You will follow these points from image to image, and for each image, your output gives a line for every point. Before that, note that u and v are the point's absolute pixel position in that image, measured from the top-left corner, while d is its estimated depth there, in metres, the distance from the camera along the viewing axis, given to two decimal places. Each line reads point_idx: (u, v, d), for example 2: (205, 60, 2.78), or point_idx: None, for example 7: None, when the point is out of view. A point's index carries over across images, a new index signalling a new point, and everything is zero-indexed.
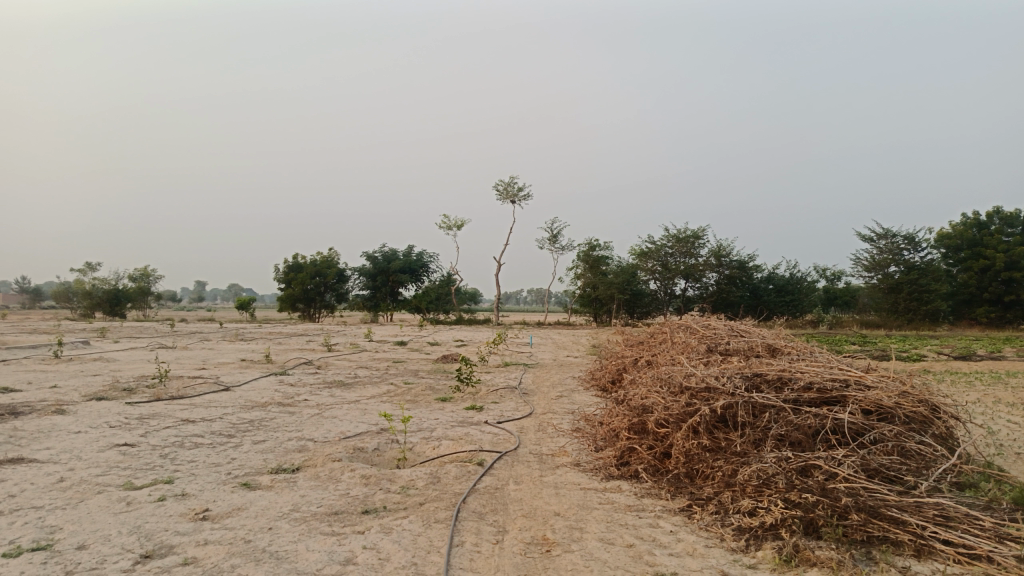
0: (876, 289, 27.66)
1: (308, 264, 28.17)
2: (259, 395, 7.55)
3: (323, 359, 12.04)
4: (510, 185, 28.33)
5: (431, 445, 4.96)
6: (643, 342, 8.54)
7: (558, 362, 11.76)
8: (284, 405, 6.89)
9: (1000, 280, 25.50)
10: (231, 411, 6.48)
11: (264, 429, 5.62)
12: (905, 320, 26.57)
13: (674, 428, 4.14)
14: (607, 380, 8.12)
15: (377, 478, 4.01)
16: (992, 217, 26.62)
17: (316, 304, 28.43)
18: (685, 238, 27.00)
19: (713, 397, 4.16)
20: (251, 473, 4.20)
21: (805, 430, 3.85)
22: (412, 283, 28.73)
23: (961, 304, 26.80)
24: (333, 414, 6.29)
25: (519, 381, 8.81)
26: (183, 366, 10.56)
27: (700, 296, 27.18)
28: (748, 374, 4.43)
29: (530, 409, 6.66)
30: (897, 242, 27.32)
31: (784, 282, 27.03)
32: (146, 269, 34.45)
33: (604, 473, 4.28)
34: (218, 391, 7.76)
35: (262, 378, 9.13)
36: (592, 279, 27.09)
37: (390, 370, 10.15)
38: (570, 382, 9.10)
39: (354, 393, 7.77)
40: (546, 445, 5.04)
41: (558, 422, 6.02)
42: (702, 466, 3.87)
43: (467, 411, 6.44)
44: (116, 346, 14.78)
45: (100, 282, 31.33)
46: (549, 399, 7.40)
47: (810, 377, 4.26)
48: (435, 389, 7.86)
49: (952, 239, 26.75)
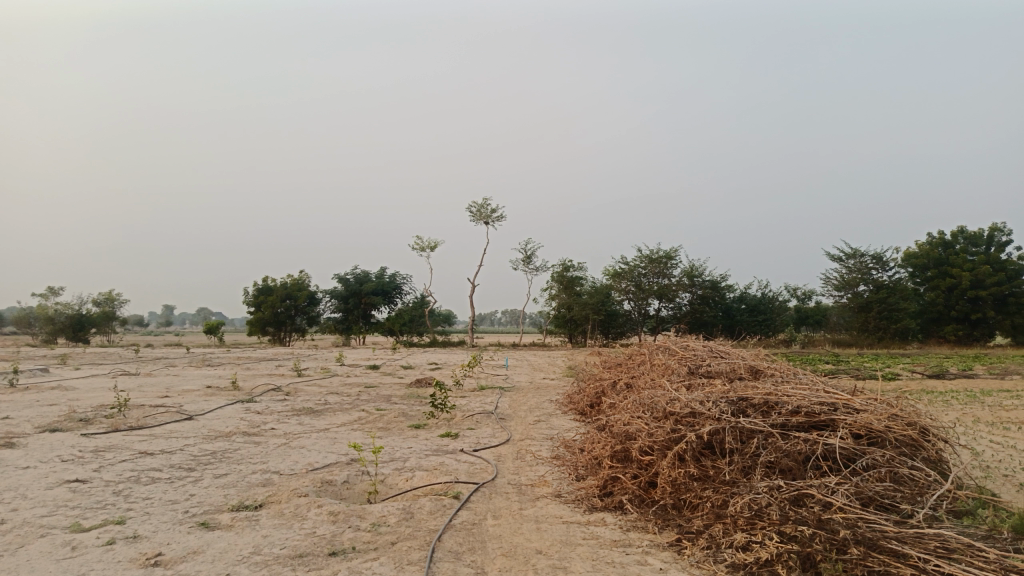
0: (846, 308, 27.94)
1: (279, 287, 27.70)
2: (224, 425, 7.23)
3: (292, 384, 11.69)
4: (484, 206, 28.21)
5: (404, 476, 4.72)
6: (622, 364, 8.38)
7: (534, 385, 11.56)
8: (250, 435, 6.58)
9: (966, 298, 25.90)
10: (194, 442, 6.17)
11: (227, 462, 5.32)
12: (876, 338, 26.82)
13: (659, 456, 3.95)
14: (585, 404, 7.94)
15: (346, 515, 3.76)
16: (957, 236, 27.11)
17: (286, 327, 27.92)
18: (658, 258, 27.04)
19: (699, 423, 4.00)
20: (210, 511, 3.92)
21: (795, 457, 3.70)
22: (384, 305, 28.36)
23: (929, 323, 27.16)
24: (301, 444, 6.01)
25: (495, 405, 8.59)
26: (145, 394, 10.15)
27: (674, 316, 27.22)
28: (733, 397, 4.27)
29: (507, 435, 6.44)
30: (866, 262, 27.66)
31: (757, 302, 27.15)
32: (110, 293, 33.63)
33: (586, 504, 4.08)
34: (181, 421, 7.42)
35: (228, 405, 8.78)
36: (566, 300, 26.99)
37: (362, 396, 9.85)
38: (547, 406, 8.90)
39: (324, 421, 7.47)
40: (525, 474, 4.83)
41: (537, 448, 5.81)
42: (689, 497, 3.69)
43: (442, 439, 6.20)
44: (76, 373, 14.25)
45: (62, 307, 30.50)
46: (526, 424, 7.19)
47: (798, 401, 4.12)
48: (408, 415, 7.61)
49: (919, 258, 27.15)
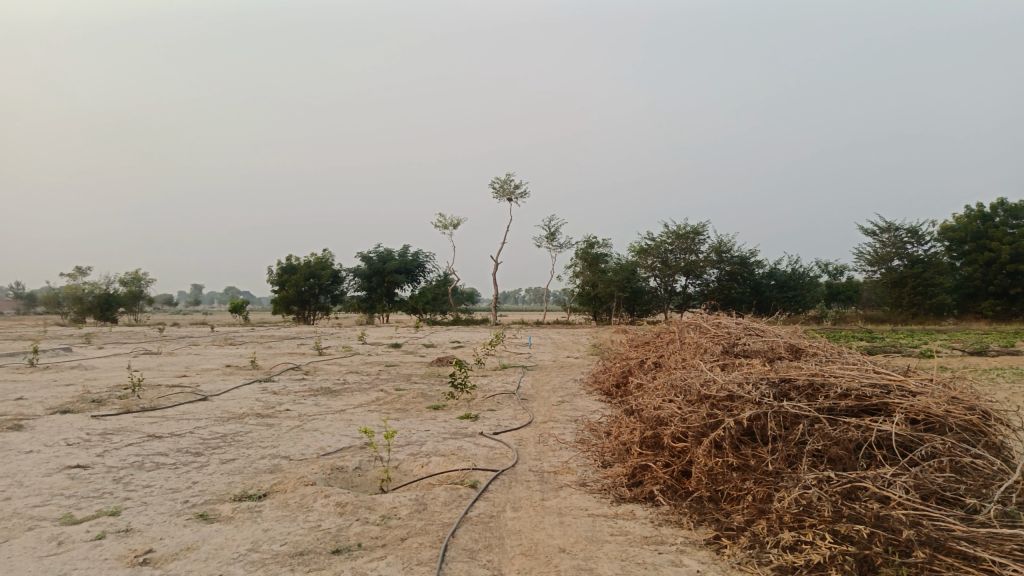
0: (879, 283, 27.19)
1: (302, 265, 27.62)
2: (238, 406, 7.03)
3: (312, 363, 11.52)
4: (507, 182, 27.85)
5: (419, 463, 4.44)
6: (649, 342, 8.02)
7: (558, 363, 11.24)
8: (263, 417, 6.37)
9: (1005, 272, 25.01)
10: (204, 425, 5.94)
11: (235, 446, 5.09)
12: (910, 314, 26.08)
13: (693, 444, 3.62)
14: (611, 384, 7.60)
15: (354, 506, 3.48)
16: (997, 209, 26.13)
17: (310, 306, 27.89)
18: (685, 234, 26.45)
19: (737, 407, 3.66)
20: (210, 501, 3.66)
21: (847, 444, 3.34)
22: (408, 283, 28.21)
23: (966, 298, 26.30)
24: (314, 427, 5.76)
25: (518, 385, 8.31)
26: (164, 374, 10.04)
27: (700, 293, 26.70)
28: (774, 379, 3.92)
29: (530, 417, 6.14)
30: (901, 236, 26.82)
31: (786, 278, 26.47)
32: (137, 273, 33.91)
33: (614, 495, 3.76)
34: (195, 401, 7.23)
35: (246, 385, 8.59)
36: (591, 277, 26.61)
37: (381, 376, 9.63)
38: (572, 385, 8.59)
39: (340, 401, 7.24)
40: (548, 460, 4.52)
41: (560, 432, 5.51)
42: (728, 488, 3.37)
43: (461, 421, 5.92)
44: (100, 352, 14.29)
45: (90, 287, 30.79)
46: (550, 405, 6.89)
47: (847, 384, 3.76)
48: (428, 396, 7.35)
49: (956, 231, 26.23)
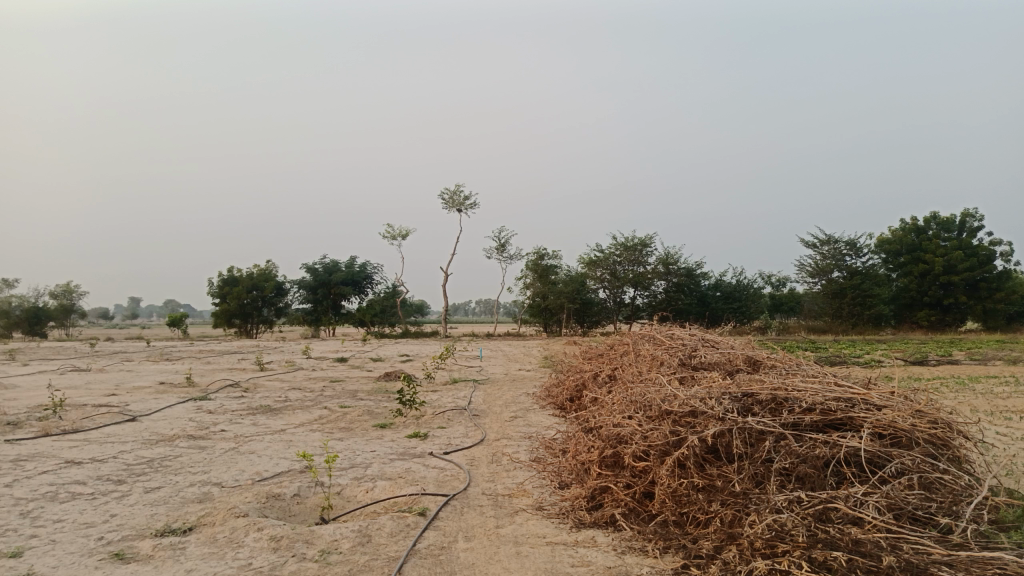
0: (820, 294, 27.82)
1: (244, 277, 26.79)
2: (170, 426, 6.57)
3: (253, 379, 11.03)
4: (456, 192, 27.61)
5: (364, 488, 4.14)
6: (602, 354, 7.86)
7: (509, 377, 11.00)
8: (196, 438, 5.95)
9: (939, 283, 25.87)
10: (130, 449, 5.50)
11: (162, 472, 4.69)
12: (850, 324, 26.75)
13: (655, 463, 3.42)
14: (564, 398, 7.41)
15: (290, 541, 3.16)
16: (930, 222, 27.05)
17: (253, 319, 27.05)
18: (633, 246, 26.60)
19: (700, 423, 3.47)
20: (129, 537, 3.30)
21: (815, 462, 3.19)
22: (355, 295, 27.64)
23: (903, 308, 27.09)
24: (252, 449, 5.39)
25: (468, 400, 8.04)
26: (91, 392, 9.42)
27: (648, 305, 26.86)
28: (737, 393, 3.75)
29: (481, 434, 5.88)
30: (840, 248, 27.52)
31: (732, 289, 26.85)
32: (68, 285, 32.40)
33: (573, 520, 3.53)
34: (122, 422, 6.74)
35: (179, 404, 8.09)
36: (541, 289, 26.51)
37: (326, 392, 9.23)
38: (524, 400, 8.36)
39: (281, 421, 6.85)
40: (501, 482, 4.28)
41: (514, 450, 5.27)
42: (693, 511, 3.18)
43: (409, 440, 5.62)
44: (23, 369, 13.45)
45: (17, 300, 29.26)
46: (502, 421, 6.65)
47: (811, 397, 3.62)
48: (374, 413, 7.02)
49: (892, 244, 27.04)
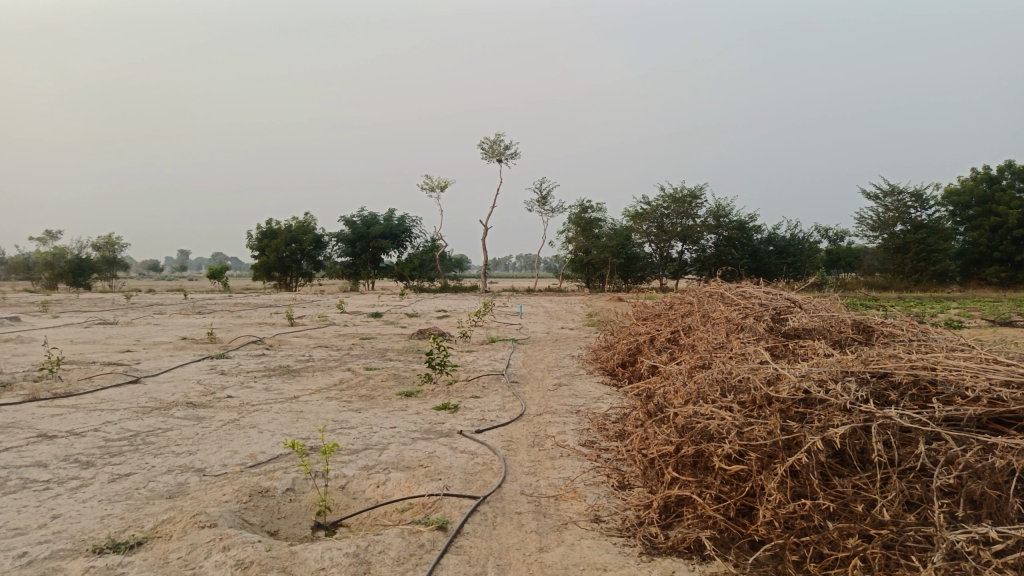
0: (882, 249, 26.20)
1: (283, 229, 26.27)
2: (171, 391, 5.84)
3: (279, 336, 10.34)
4: (496, 141, 26.49)
5: (374, 482, 3.30)
6: (660, 315, 6.89)
7: (553, 336, 10.14)
8: (196, 406, 5.20)
9: (1012, 237, 23.95)
10: (116, 418, 4.77)
11: (140, 453, 3.92)
12: (912, 281, 25.19)
13: (753, 471, 2.55)
14: (616, 364, 6.47)
15: (261, 569, 2.34)
16: (1004, 172, 24.94)
17: (292, 272, 26.62)
18: (682, 197, 25.21)
19: (822, 418, 2.55)
20: (58, 555, 2.50)
21: (996, 479, 2.22)
22: (394, 249, 26.97)
23: (970, 264, 25.30)
24: (254, 422, 4.62)
25: (507, 363, 7.20)
26: (107, 349, 8.83)
27: (696, 260, 25.63)
28: (864, 374, 2.81)
29: (521, 406, 5.03)
30: (904, 200, 25.73)
31: (786, 243, 25.38)
32: (111, 237, 32.45)
33: (641, 543, 2.66)
34: (121, 385, 6.04)
35: (191, 364, 7.38)
36: (584, 243, 25.46)
37: (353, 351, 8.48)
38: (569, 363, 7.48)
39: (297, 386, 6.07)
40: (546, 477, 3.41)
41: (560, 429, 4.39)
42: (816, 545, 2.34)
43: (437, 413, 4.80)
44: (50, 323, 13.05)
45: (61, 251, 29.37)
46: (545, 390, 5.78)
47: (969, 385, 2.63)
48: (401, 379, 6.22)
49: (961, 195, 25.05)
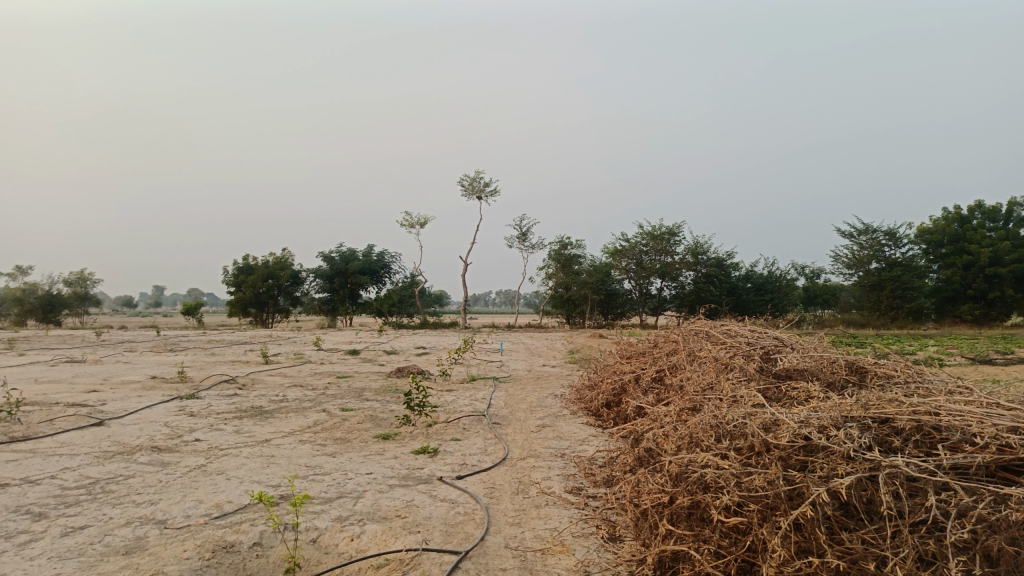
0: (858, 287, 26.43)
1: (260, 265, 25.96)
2: (136, 434, 5.57)
3: (253, 375, 10.05)
4: (476, 178, 26.54)
5: (348, 535, 3.08)
6: (644, 353, 6.75)
7: (534, 374, 9.96)
8: (161, 451, 4.95)
9: (984, 275, 24.28)
10: (76, 464, 4.50)
11: (98, 503, 3.68)
12: (889, 318, 25.38)
13: (754, 524, 2.41)
14: (601, 404, 6.30)
15: None
16: (974, 211, 25.40)
17: (269, 308, 26.24)
18: (661, 234, 25.36)
19: (825, 467, 2.41)
20: None
21: (1013, 534, 2.09)
22: (373, 285, 26.71)
23: (945, 302, 25.57)
24: (222, 468, 4.38)
25: (488, 403, 7.01)
26: (71, 389, 8.49)
27: (676, 296, 25.67)
28: (866, 420, 2.68)
29: (504, 450, 4.85)
30: (878, 238, 26.07)
31: (763, 280, 25.53)
32: (83, 272, 31.87)
33: None
34: (84, 428, 5.76)
35: (159, 405, 7.10)
36: (564, 279, 25.42)
37: (329, 391, 8.23)
38: (552, 402, 7.30)
39: (269, 428, 5.83)
40: (531, 528, 3.23)
41: (545, 475, 4.20)
42: None
43: (415, 458, 4.60)
44: (14, 361, 12.63)
45: (31, 287, 28.72)
46: (528, 432, 5.59)
47: (977, 431, 2.51)
48: (378, 420, 6.00)
49: (933, 234, 25.43)
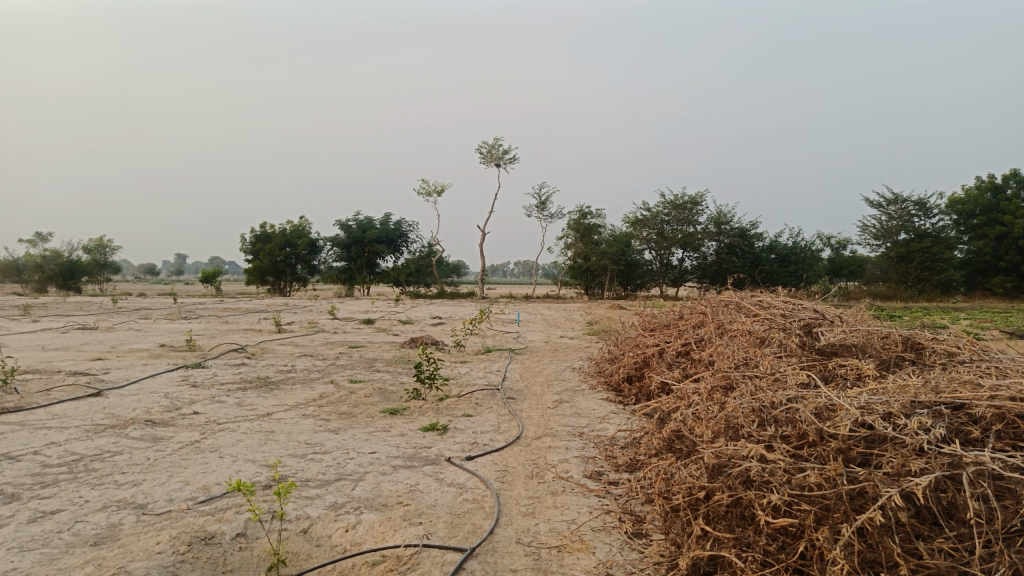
0: (885, 258, 25.74)
1: (277, 233, 25.74)
2: (134, 406, 5.30)
3: (262, 344, 9.78)
4: (494, 145, 26.03)
5: (342, 525, 2.77)
6: (669, 325, 6.36)
7: (552, 345, 9.61)
8: (156, 425, 4.67)
9: (1017, 247, 23.45)
10: (63, 439, 4.24)
11: (78, 483, 3.40)
12: (916, 291, 24.70)
13: (808, 526, 2.06)
14: (622, 379, 5.94)
15: None
16: (1009, 181, 24.45)
17: (286, 277, 26.07)
18: (683, 204, 24.79)
19: (894, 464, 2.04)
20: None
21: None
22: (390, 254, 26.43)
23: (975, 274, 24.78)
24: (216, 445, 4.09)
25: (503, 376, 6.67)
26: (77, 356, 8.27)
27: (697, 267, 25.14)
28: (942, 407, 2.27)
29: (518, 427, 4.52)
30: (908, 208, 25.24)
31: (788, 252, 24.91)
32: (101, 240, 31.94)
33: None
34: (80, 399, 5.49)
35: (162, 375, 6.83)
36: (583, 249, 24.97)
37: (338, 361, 7.93)
38: (569, 376, 6.95)
39: (272, 401, 5.53)
40: (546, 519, 2.89)
41: (562, 457, 3.85)
42: None
43: (423, 436, 4.27)
44: (26, 327, 12.48)
45: (51, 254, 28.77)
46: (544, 408, 5.24)
47: None
48: (387, 395, 5.68)
49: (965, 204, 24.53)
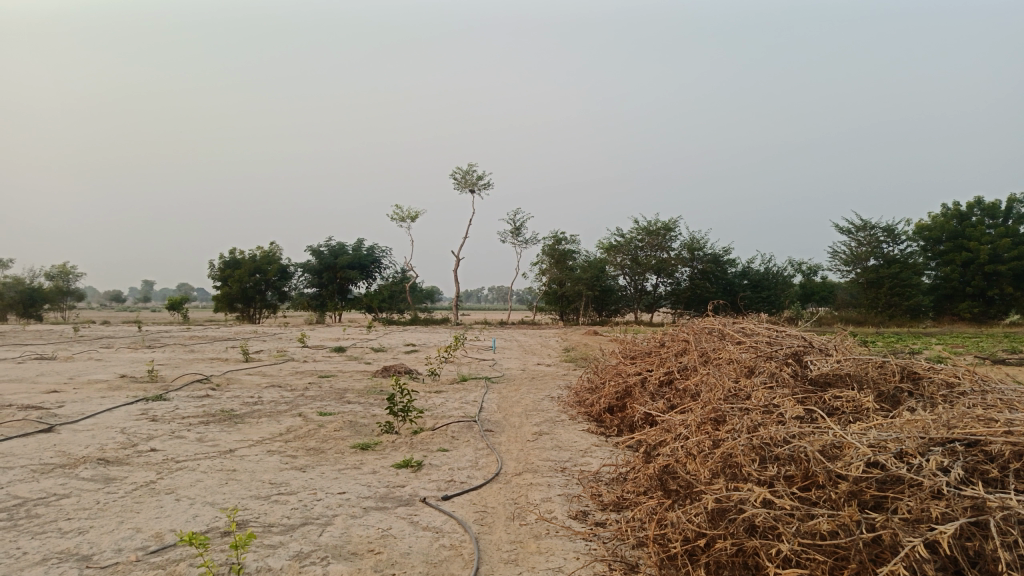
0: (855, 284, 26.04)
1: (247, 259, 25.29)
2: (87, 443, 4.97)
3: (229, 374, 9.43)
4: (468, 171, 25.95)
5: None
6: (650, 353, 6.20)
7: (528, 373, 9.39)
8: (109, 464, 4.37)
9: (983, 273, 23.81)
10: (4, 481, 3.92)
11: (16, 531, 3.10)
12: (886, 316, 24.94)
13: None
14: (602, 409, 5.74)
15: None
16: (973, 208, 24.91)
17: (256, 303, 25.57)
18: (656, 230, 24.88)
19: (915, 509, 1.87)
20: None
21: None
22: (362, 280, 26.10)
23: (943, 299, 25.10)
24: (173, 487, 3.80)
25: (480, 407, 6.43)
26: (30, 388, 7.87)
27: (671, 293, 25.16)
28: (959, 444, 2.11)
29: (497, 463, 4.29)
30: (877, 234, 25.60)
31: (760, 277, 25.05)
32: (65, 266, 31.13)
33: None
34: (29, 436, 5.15)
35: (120, 408, 6.48)
36: (558, 275, 24.87)
37: (308, 392, 7.63)
38: (548, 406, 6.74)
39: (236, 436, 5.24)
40: (530, 568, 2.67)
41: (544, 495, 3.64)
42: None
43: (396, 474, 4.02)
44: None
45: (12, 281, 27.92)
46: (523, 441, 5.02)
47: None
48: (359, 428, 5.42)
49: (932, 230, 24.91)
